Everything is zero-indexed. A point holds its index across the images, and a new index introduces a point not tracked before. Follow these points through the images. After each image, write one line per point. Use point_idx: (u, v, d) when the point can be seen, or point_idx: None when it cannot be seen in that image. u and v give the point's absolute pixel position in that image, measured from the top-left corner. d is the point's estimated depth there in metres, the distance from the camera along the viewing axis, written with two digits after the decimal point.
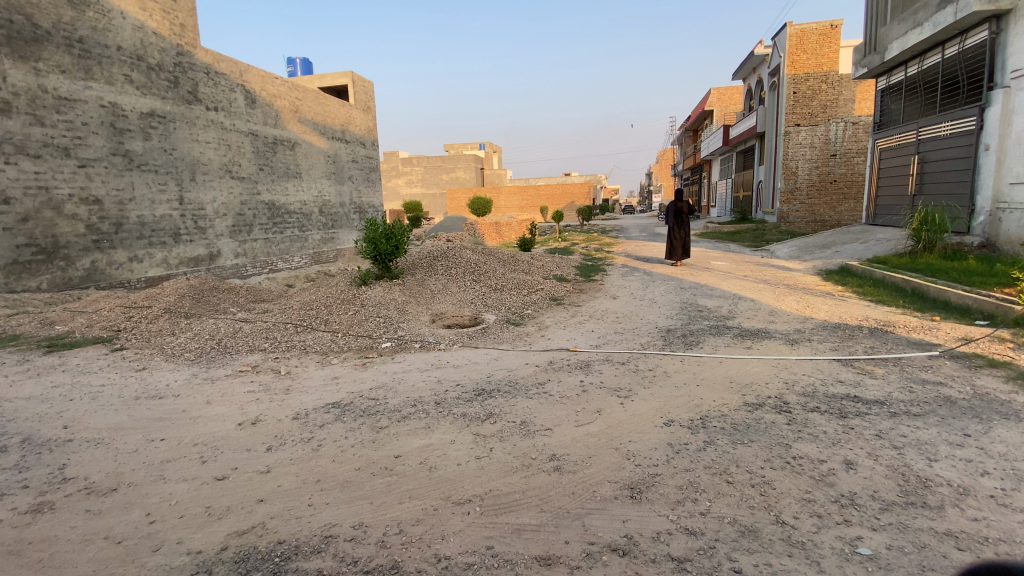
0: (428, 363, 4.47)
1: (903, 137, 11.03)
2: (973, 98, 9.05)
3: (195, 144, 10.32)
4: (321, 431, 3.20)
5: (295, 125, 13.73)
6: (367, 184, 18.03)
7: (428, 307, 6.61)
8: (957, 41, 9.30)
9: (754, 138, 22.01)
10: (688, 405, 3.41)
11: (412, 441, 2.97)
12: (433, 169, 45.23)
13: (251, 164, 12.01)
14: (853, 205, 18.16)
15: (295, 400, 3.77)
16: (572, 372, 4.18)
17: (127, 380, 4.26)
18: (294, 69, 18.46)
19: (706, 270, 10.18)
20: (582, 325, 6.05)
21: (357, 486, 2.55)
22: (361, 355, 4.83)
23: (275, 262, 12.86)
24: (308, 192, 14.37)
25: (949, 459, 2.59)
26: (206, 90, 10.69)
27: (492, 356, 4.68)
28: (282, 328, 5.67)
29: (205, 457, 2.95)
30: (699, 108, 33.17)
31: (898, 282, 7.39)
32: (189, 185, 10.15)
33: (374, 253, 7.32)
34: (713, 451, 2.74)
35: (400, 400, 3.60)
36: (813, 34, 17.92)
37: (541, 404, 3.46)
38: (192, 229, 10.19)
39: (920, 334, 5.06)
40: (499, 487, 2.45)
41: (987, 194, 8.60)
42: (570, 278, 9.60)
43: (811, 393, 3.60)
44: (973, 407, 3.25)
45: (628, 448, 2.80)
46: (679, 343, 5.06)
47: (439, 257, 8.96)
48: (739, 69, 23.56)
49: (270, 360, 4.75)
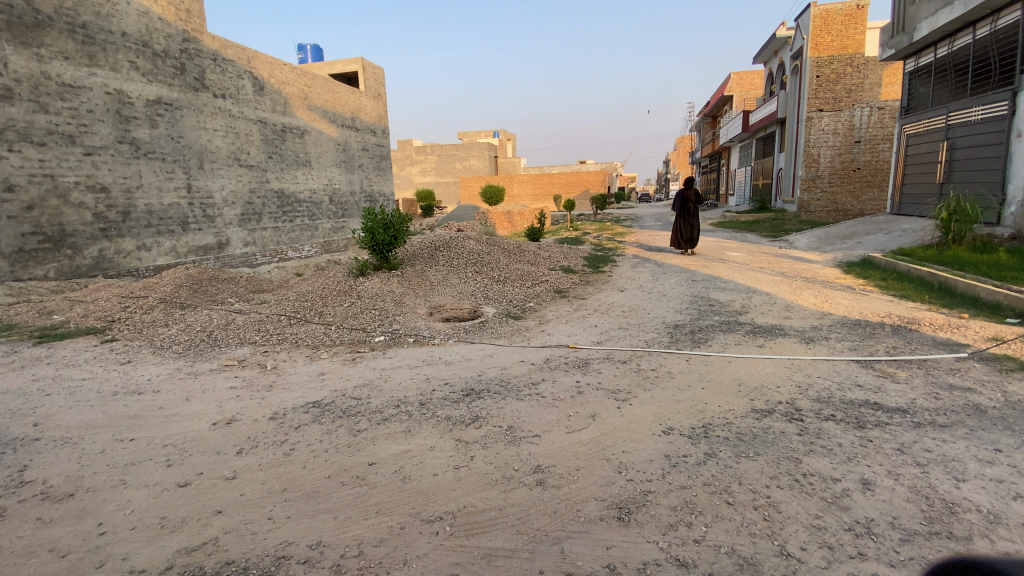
0: (419, 360, 4.26)
1: (931, 123, 10.46)
2: (1006, 81, 8.45)
3: (202, 132, 10.21)
4: (296, 433, 3.02)
5: (304, 113, 13.55)
6: (378, 172, 17.84)
7: (426, 299, 6.41)
8: (990, 21, 8.68)
9: (774, 124, 21.28)
10: (690, 411, 3.15)
11: (389, 447, 2.77)
12: (447, 158, 44.97)
13: (259, 152, 11.88)
14: (878, 193, 17.46)
15: (275, 397, 3.59)
16: (569, 371, 3.93)
17: (108, 375, 4.14)
18: (305, 55, 18.27)
19: (720, 261, 9.81)
20: (585, 319, 5.79)
21: (323, 498, 2.36)
22: (351, 350, 4.64)
23: (284, 251, 12.77)
24: (318, 180, 14.22)
25: (978, 479, 2.30)
26: (213, 76, 10.55)
27: (487, 353, 4.45)
28: (275, 320, 5.50)
29: (171, 461, 2.80)
30: (718, 93, 32.30)
31: (923, 276, 6.97)
32: (197, 173, 10.05)
33: (371, 244, 7.13)
34: (714, 465, 2.49)
35: (383, 400, 3.40)
36: (838, 15, 17.11)
37: (531, 407, 3.23)
38: (200, 217, 10.11)
39: (947, 333, 4.70)
40: (475, 504, 2.23)
41: (1020, 183, 8.02)
42: (576, 269, 9.31)
43: (826, 398, 3.32)
44: (1006, 417, 2.94)
45: (620, 459, 2.57)
46: (686, 341, 4.78)
47: (442, 248, 8.74)
48: (760, 52, 22.76)
49: (258, 353, 4.60)
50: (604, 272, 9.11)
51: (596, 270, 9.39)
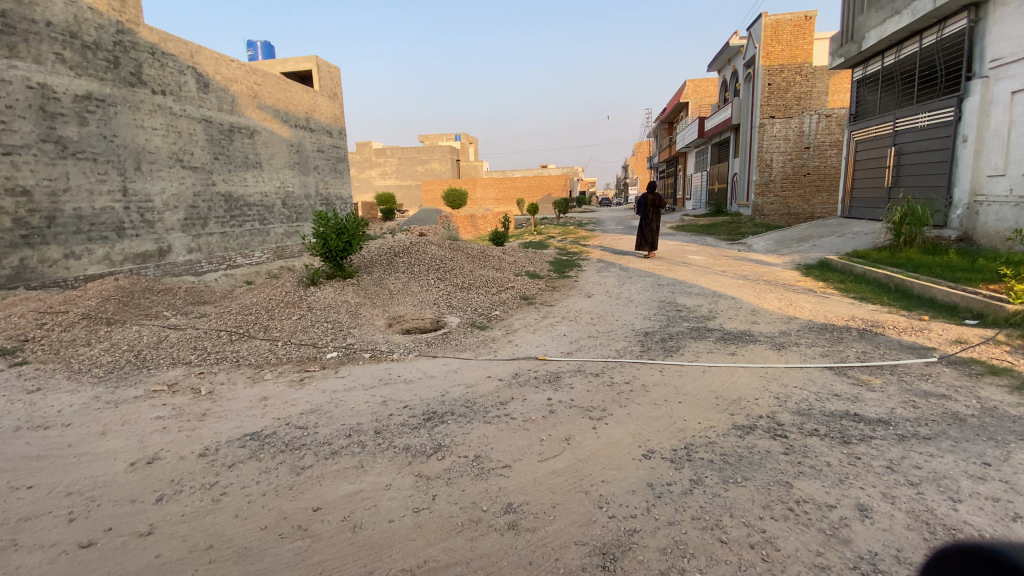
0: (375, 379, 3.88)
1: (879, 129, 10.85)
2: (951, 89, 8.76)
3: (139, 131, 9.42)
4: (229, 474, 2.63)
5: (254, 112, 12.80)
6: (334, 174, 17.14)
7: (385, 309, 6.02)
8: (935, 30, 8.99)
9: (729, 131, 21.85)
10: (670, 430, 2.93)
11: (338, 488, 2.42)
12: (408, 161, 44.19)
13: (204, 152, 11.08)
14: (826, 197, 18.13)
15: (207, 429, 3.16)
16: (539, 387, 3.65)
17: (10, 407, 3.58)
18: (255, 53, 17.43)
19: (683, 265, 9.82)
20: (553, 328, 5.54)
21: (257, 557, 2.00)
22: (299, 369, 4.22)
23: (233, 257, 11.98)
24: (269, 183, 13.45)
25: (975, 499, 2.17)
26: (152, 71, 9.77)
27: (451, 368, 4.13)
28: (213, 337, 4.98)
29: (74, 514, 2.36)
30: (674, 100, 33.10)
31: (880, 278, 7.10)
32: (134, 175, 9.26)
33: (323, 250, 6.66)
34: (701, 495, 2.27)
35: (333, 429, 3.02)
36: (787, 25, 17.71)
37: (500, 431, 2.94)
38: (138, 222, 9.31)
39: (913, 337, 4.71)
40: (436, 558, 1.92)
41: (965, 186, 8.31)
42: (543, 274, 9.09)
43: (806, 411, 3.18)
44: (987, 426, 2.86)
45: (600, 491, 2.32)
46: (658, 349, 4.60)
47: (402, 254, 8.33)
48: (714, 60, 23.42)
49: (192, 376, 4.11)
50: (570, 278, 8.92)
51: (563, 275, 9.20)
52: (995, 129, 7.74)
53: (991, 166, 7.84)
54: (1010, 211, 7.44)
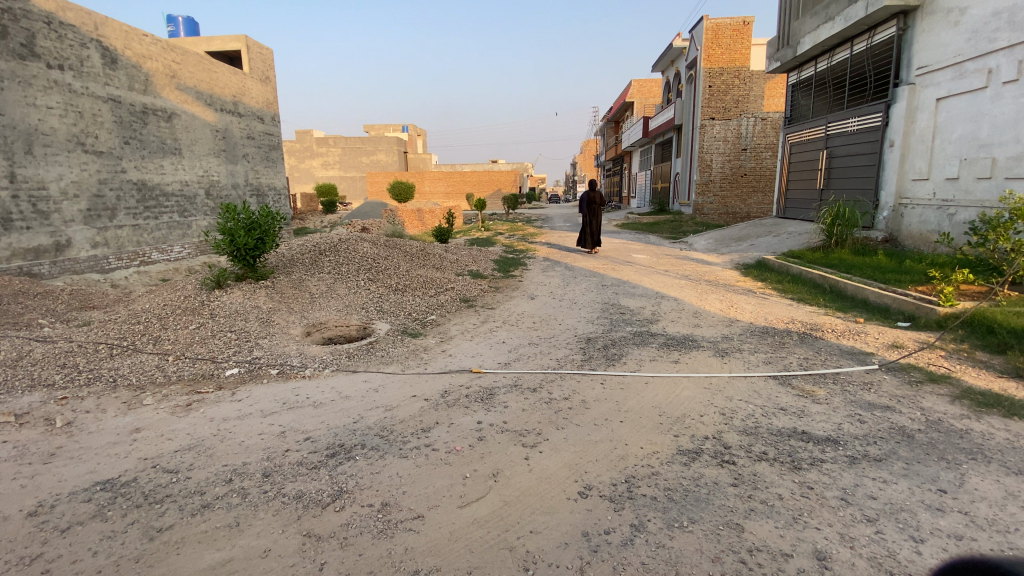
0: (277, 402, 3.34)
1: (813, 132, 11.20)
2: (880, 94, 9.06)
3: (31, 110, 8.21)
4: (60, 541, 2.03)
5: (172, 93, 11.56)
6: (267, 163, 15.93)
7: (303, 315, 5.41)
8: (866, 36, 9.27)
9: (672, 131, 22.23)
10: (609, 459, 2.61)
11: (202, 557, 1.93)
12: (352, 151, 42.41)
13: (112, 135, 9.82)
14: (761, 198, 18.76)
15: (50, 476, 2.52)
16: (468, 409, 3.24)
17: None
18: (176, 28, 15.90)
19: (627, 264, 9.66)
20: (492, 334, 5.15)
21: None
22: (189, 391, 3.59)
23: (148, 253, 10.70)
24: (191, 171, 12.21)
25: (937, 538, 1.97)
26: (48, 43, 8.54)
27: (371, 386, 3.64)
28: (90, 352, 4.22)
29: None
30: (619, 99, 33.63)
31: (815, 278, 7.20)
32: (24, 159, 8.07)
33: (232, 249, 5.91)
34: (643, 546, 1.94)
35: (211, 473, 2.49)
36: (727, 29, 18.12)
37: (416, 468, 2.51)
38: (30, 213, 8.12)
39: (851, 341, 4.68)
40: None
41: (891, 189, 8.62)
42: (486, 274, 8.69)
43: (753, 430, 2.95)
44: (935, 444, 2.73)
45: (527, 547, 1.95)
46: (601, 359, 4.29)
47: (328, 252, 7.66)
48: (658, 62, 23.80)
49: (51, 403, 3.39)
50: (514, 277, 8.55)
51: (506, 274, 8.83)
52: (920, 134, 8.03)
53: (915, 170, 8.15)
54: (933, 214, 7.76)
